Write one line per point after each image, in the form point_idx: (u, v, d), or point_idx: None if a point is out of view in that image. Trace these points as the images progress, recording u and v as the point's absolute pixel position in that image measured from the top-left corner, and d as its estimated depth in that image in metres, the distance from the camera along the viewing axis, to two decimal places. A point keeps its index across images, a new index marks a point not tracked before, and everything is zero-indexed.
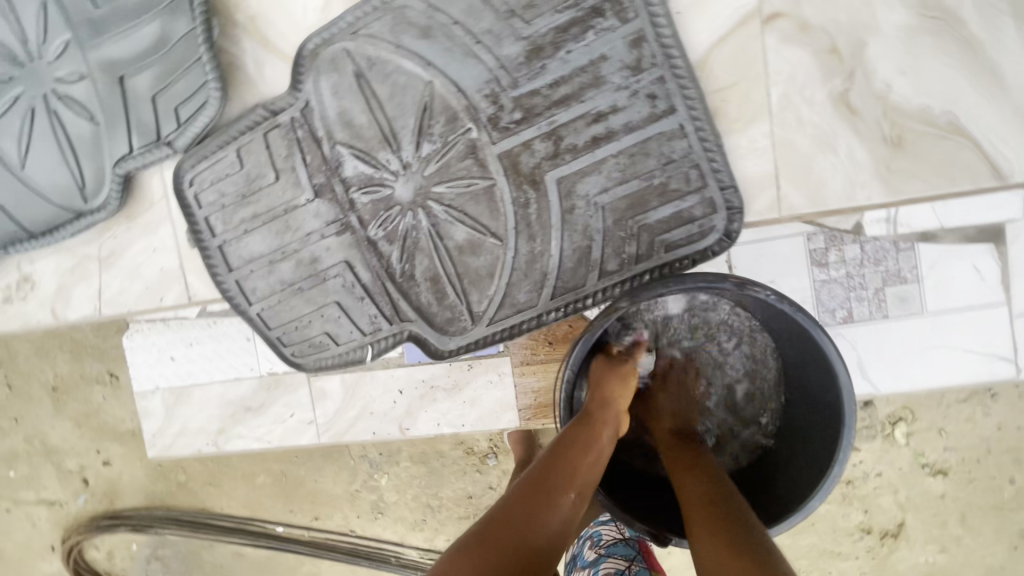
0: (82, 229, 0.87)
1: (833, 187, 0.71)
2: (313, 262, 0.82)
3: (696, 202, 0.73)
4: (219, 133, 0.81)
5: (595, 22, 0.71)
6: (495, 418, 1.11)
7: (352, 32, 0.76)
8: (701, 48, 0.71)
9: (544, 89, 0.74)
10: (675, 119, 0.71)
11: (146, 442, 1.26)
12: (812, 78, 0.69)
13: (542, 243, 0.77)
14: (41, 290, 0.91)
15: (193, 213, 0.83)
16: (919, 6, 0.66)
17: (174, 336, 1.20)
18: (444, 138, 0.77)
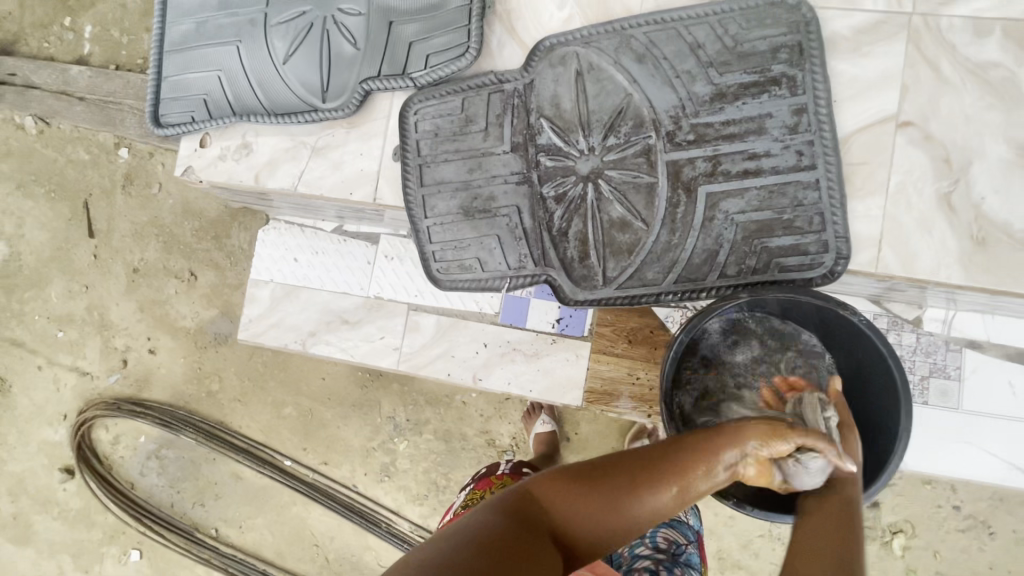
0: (313, 121, 1.07)
1: (922, 262, 0.89)
2: (490, 199, 1.00)
3: (813, 241, 0.91)
4: (453, 83, 1.02)
5: (771, 89, 0.92)
6: (561, 392, 1.24)
7: (584, 42, 0.98)
8: (845, 131, 0.92)
9: (718, 124, 0.94)
10: (814, 174, 0.91)
11: (241, 324, 1.39)
12: (926, 176, 0.89)
13: (680, 237, 0.94)
14: (254, 158, 1.10)
15: (409, 134, 1.03)
16: (1015, 149, 0.88)
17: (304, 242, 1.37)
18: (627, 137, 0.96)
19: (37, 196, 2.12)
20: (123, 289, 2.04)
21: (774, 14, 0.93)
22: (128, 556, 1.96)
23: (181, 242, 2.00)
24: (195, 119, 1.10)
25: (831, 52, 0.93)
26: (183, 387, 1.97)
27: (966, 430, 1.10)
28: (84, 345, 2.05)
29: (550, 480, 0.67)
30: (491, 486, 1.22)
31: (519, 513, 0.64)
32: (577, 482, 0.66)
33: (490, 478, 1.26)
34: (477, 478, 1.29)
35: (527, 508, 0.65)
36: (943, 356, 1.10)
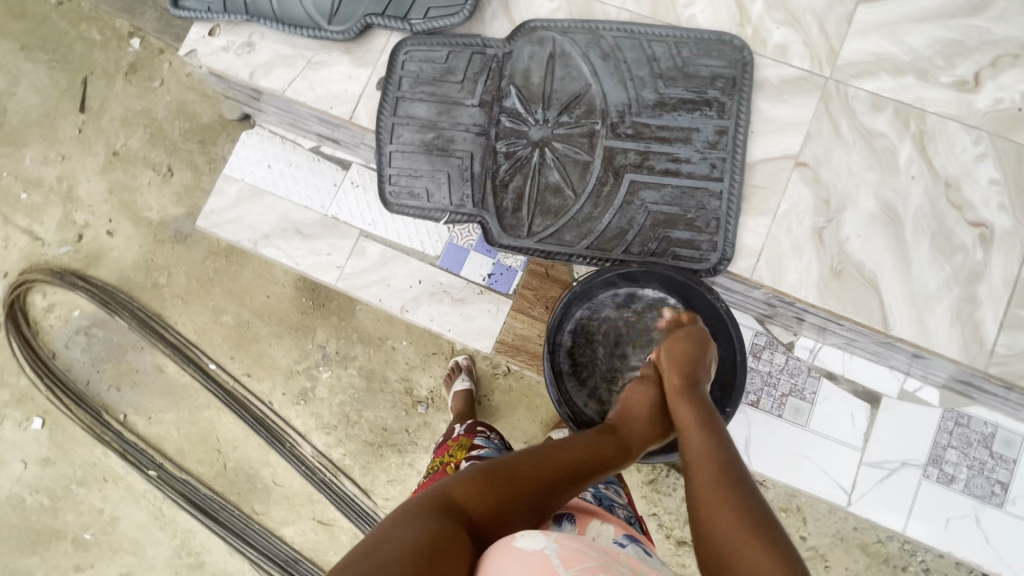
0: (316, 37, 1.19)
1: (788, 278, 1.05)
2: (449, 141, 1.14)
3: (706, 239, 1.07)
4: (444, 36, 1.16)
5: (703, 109, 1.09)
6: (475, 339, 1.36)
7: (563, 32, 1.14)
8: (754, 158, 1.09)
9: (654, 126, 1.10)
10: (720, 186, 1.07)
11: (204, 212, 1.48)
12: (808, 210, 1.07)
13: (600, 211, 1.09)
14: (255, 57, 1.21)
15: (394, 69, 1.16)
16: (881, 205, 1.05)
17: (281, 153, 1.47)
18: (578, 119, 1.12)
19: (39, 61, 2.17)
20: (98, 168, 2.08)
21: (721, 49, 1.11)
22: (29, 422, 1.96)
23: (166, 138, 2.07)
24: (210, 9, 1.20)
25: (759, 93, 1.10)
26: (130, 273, 2.01)
27: (808, 448, 1.26)
28: (44, 211, 2.08)
29: (470, 477, 0.74)
30: (447, 451, 1.17)
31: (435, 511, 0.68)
32: (489, 480, 0.74)
33: (446, 444, 1.21)
34: (437, 448, 1.24)
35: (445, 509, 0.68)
36: (804, 378, 1.27)
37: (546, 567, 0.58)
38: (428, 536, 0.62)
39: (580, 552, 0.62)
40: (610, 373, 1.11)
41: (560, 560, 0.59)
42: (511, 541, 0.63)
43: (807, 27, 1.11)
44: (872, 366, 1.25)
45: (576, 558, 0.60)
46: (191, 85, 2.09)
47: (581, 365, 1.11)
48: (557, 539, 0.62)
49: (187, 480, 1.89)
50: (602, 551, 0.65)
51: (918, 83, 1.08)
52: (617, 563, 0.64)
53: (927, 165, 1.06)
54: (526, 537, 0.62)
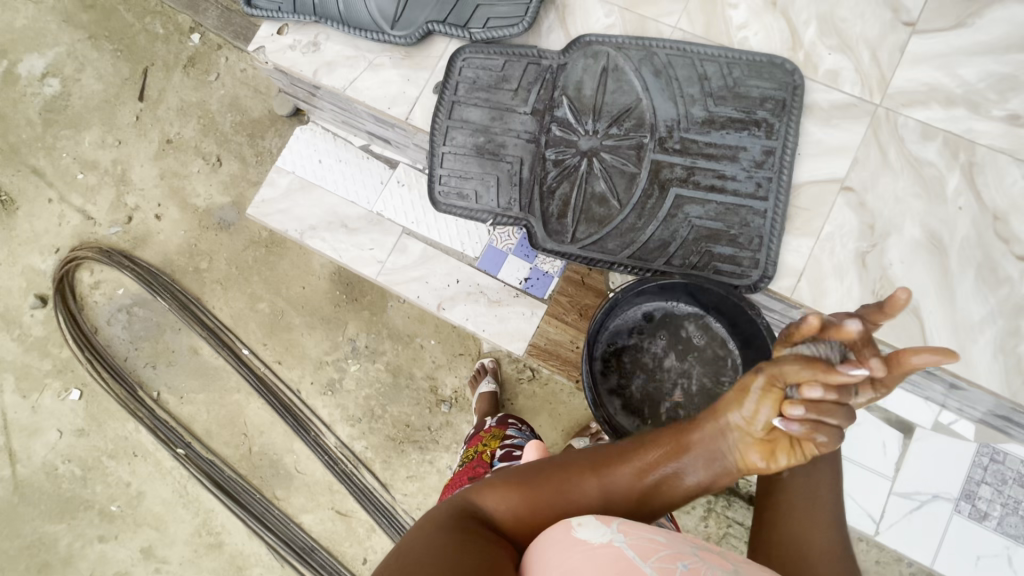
0: (379, 41, 1.24)
1: (828, 300, 1.06)
2: (500, 146, 1.17)
3: (748, 257, 1.08)
4: (501, 46, 1.20)
5: (751, 129, 1.11)
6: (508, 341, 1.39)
7: (617, 48, 1.17)
8: (800, 180, 1.10)
9: (702, 143, 1.12)
10: (764, 205, 1.09)
11: (255, 201, 1.54)
12: (852, 234, 1.07)
13: (644, 222, 1.11)
14: (319, 56, 1.27)
15: (452, 74, 1.20)
16: (926, 234, 1.06)
17: (332, 149, 1.53)
18: (627, 132, 1.14)
19: (104, 50, 2.28)
20: (151, 154, 2.17)
21: (772, 72, 1.13)
22: (68, 393, 2.04)
23: (218, 129, 2.16)
24: (281, 9, 1.27)
25: (808, 117, 1.12)
26: (174, 256, 2.08)
27: None
28: (98, 192, 2.17)
29: (501, 481, 0.70)
30: (480, 442, 1.21)
31: (463, 516, 0.66)
32: (524, 487, 0.69)
33: (479, 435, 1.24)
34: (470, 437, 1.27)
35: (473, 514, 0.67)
36: None
37: (621, 561, 0.56)
38: (459, 538, 0.60)
39: (647, 537, 0.60)
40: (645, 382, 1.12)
41: (633, 552, 0.57)
42: (570, 530, 0.62)
43: (859, 55, 1.13)
44: (907, 395, 1.24)
45: (647, 548, 0.58)
46: (244, 81, 2.18)
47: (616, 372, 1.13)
48: (620, 527, 0.61)
49: (212, 460, 1.94)
50: (663, 531, 0.64)
51: (969, 115, 1.09)
52: (681, 541, 0.64)
53: (975, 196, 1.06)
54: (589, 530, 0.60)
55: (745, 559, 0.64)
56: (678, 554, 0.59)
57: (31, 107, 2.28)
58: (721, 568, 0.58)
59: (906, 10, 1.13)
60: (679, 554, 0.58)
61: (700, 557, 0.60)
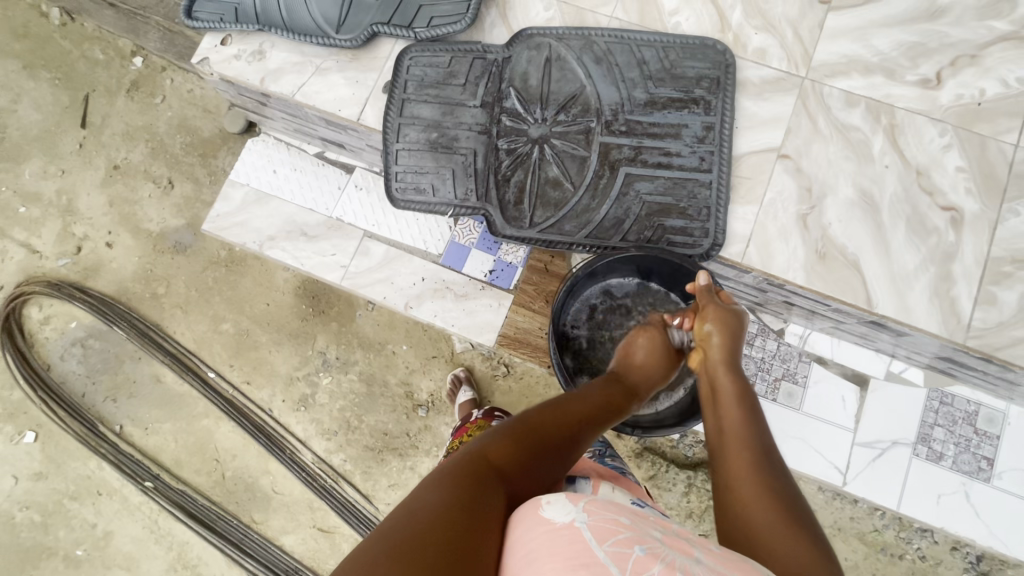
0: (324, 45, 1.26)
1: (777, 261, 1.11)
2: (453, 139, 1.20)
3: (699, 227, 1.13)
4: (447, 43, 1.23)
5: (690, 106, 1.17)
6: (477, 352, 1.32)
7: (559, 38, 1.22)
8: (740, 151, 1.16)
9: (646, 124, 1.17)
10: (709, 177, 1.14)
11: (210, 216, 1.51)
12: (792, 198, 1.14)
13: (598, 202, 1.15)
14: (265, 64, 1.27)
15: (400, 73, 1.22)
16: (859, 193, 1.13)
17: (286, 159, 1.52)
18: (575, 117, 1.19)
19: (41, 80, 2.22)
20: (98, 182, 2.11)
21: (705, 53, 1.19)
22: (22, 436, 1.93)
23: (167, 152, 2.12)
24: (223, 19, 1.27)
25: (742, 93, 1.19)
26: (128, 284, 2.02)
27: (803, 429, 1.30)
28: (43, 224, 2.09)
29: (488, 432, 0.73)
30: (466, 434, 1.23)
31: (474, 473, 0.63)
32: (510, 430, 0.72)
33: (467, 427, 1.27)
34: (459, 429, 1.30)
35: (482, 468, 0.64)
36: (795, 363, 1.32)
37: (576, 544, 0.53)
38: (478, 500, 0.58)
39: (612, 521, 0.57)
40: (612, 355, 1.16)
41: (592, 534, 0.54)
42: (537, 508, 0.58)
43: (783, 33, 1.21)
44: (859, 349, 1.31)
45: (608, 531, 0.55)
46: (192, 101, 2.15)
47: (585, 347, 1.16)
48: (586, 508, 0.57)
49: (184, 491, 1.87)
50: (631, 515, 0.61)
51: (885, 82, 1.18)
52: (647, 527, 0.60)
53: (899, 155, 1.14)
54: (553, 508, 0.57)
55: (713, 546, 0.60)
56: (639, 539, 0.55)
57: None
58: (684, 558, 0.54)
59: None
60: (640, 540, 0.55)
61: (664, 545, 0.56)
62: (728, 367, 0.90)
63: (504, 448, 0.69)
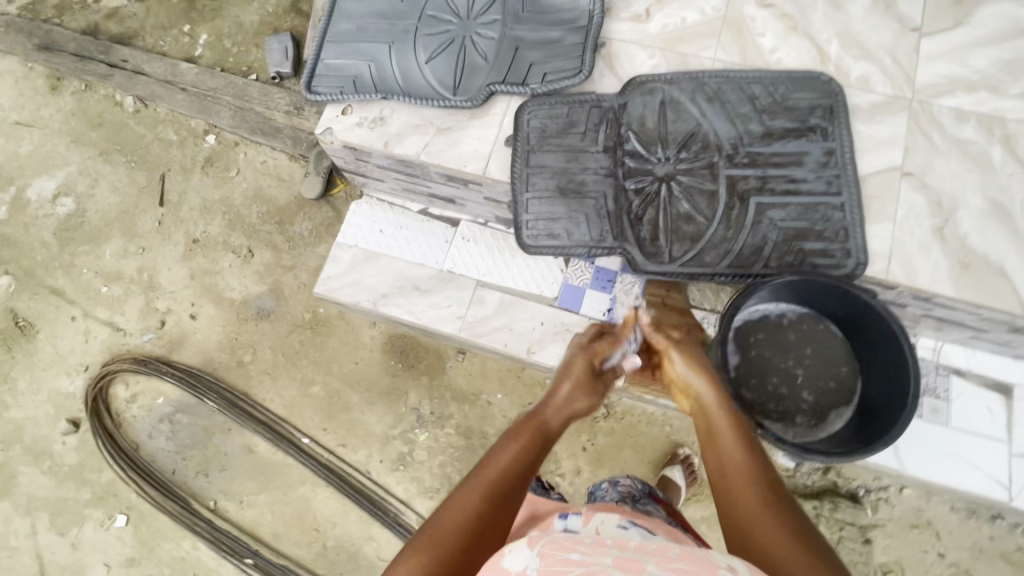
0: (444, 107, 1.32)
1: (922, 275, 1.13)
2: (581, 185, 1.23)
3: (839, 248, 1.14)
4: (563, 95, 1.29)
5: (808, 134, 1.21)
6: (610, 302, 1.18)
7: (669, 82, 1.28)
8: (864, 172, 1.20)
9: (768, 154, 1.21)
10: (840, 199, 1.17)
11: (321, 279, 1.54)
12: (924, 213, 1.16)
13: (734, 232, 1.17)
14: (387, 129, 1.33)
15: (522, 127, 1.28)
16: (988, 202, 1.16)
17: (391, 218, 1.56)
18: (696, 154, 1.23)
19: (117, 164, 2.31)
20: (178, 256, 2.15)
21: (812, 84, 1.25)
22: (113, 520, 1.89)
23: (244, 221, 2.17)
24: (343, 91, 1.35)
25: (854, 118, 1.23)
26: (213, 355, 2.02)
27: (954, 445, 1.28)
28: (124, 302, 2.12)
29: (456, 498, 0.72)
30: None
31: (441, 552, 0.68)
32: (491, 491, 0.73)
33: None
34: None
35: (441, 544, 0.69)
36: (934, 378, 1.31)
37: None
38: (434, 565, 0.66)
39: (561, 558, 0.63)
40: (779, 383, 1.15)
41: None
42: (500, 556, 0.65)
43: (883, 60, 1.27)
44: (996, 357, 1.30)
45: (558, 571, 0.61)
46: (266, 172, 2.22)
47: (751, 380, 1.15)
48: (540, 551, 0.65)
49: (286, 565, 1.81)
50: (586, 547, 0.66)
51: (991, 96, 1.23)
52: (601, 553, 0.64)
53: (1020, 163, 1.17)
54: (509, 557, 0.64)
55: (670, 555, 0.63)
56: (586, 569, 0.60)
57: (45, 228, 2.26)
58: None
59: (909, 18, 1.29)
60: (585, 571, 0.60)
61: (613, 569, 0.61)
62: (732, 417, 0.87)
63: (467, 519, 0.70)
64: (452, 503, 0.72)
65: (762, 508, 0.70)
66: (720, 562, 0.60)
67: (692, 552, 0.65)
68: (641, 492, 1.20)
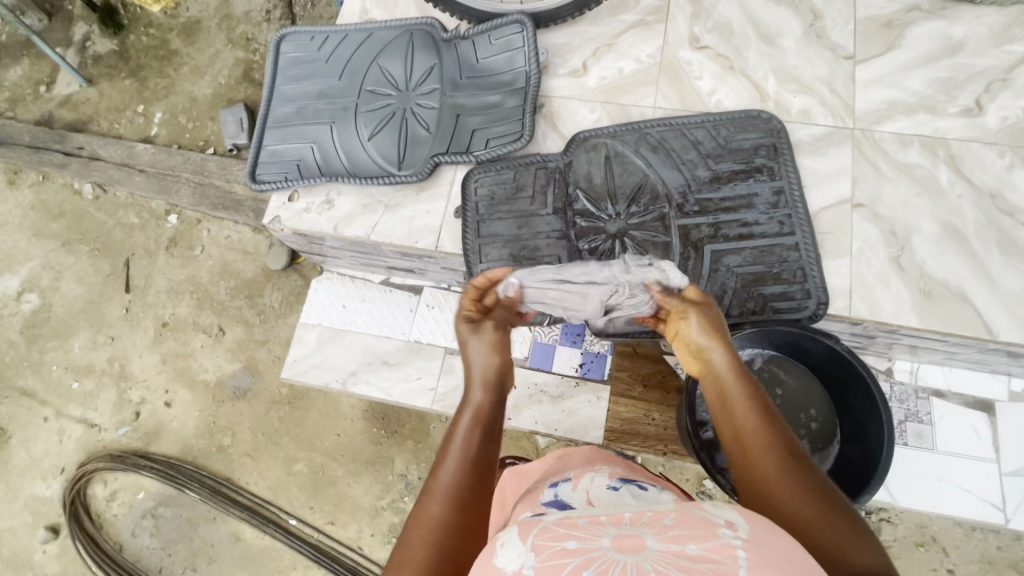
0: (390, 184, 1.30)
1: (884, 308, 1.11)
2: (534, 250, 1.22)
3: (799, 290, 1.13)
4: (507, 161, 1.28)
5: (755, 175, 1.21)
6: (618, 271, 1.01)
7: (611, 136, 1.27)
8: (815, 208, 1.19)
9: (717, 200, 1.20)
10: (795, 238, 1.16)
11: (287, 363, 1.51)
12: (879, 243, 1.15)
13: (691, 284, 1.16)
14: (335, 212, 1.32)
15: (469, 198, 1.27)
16: (942, 226, 1.15)
17: (353, 291, 1.54)
18: (647, 206, 1.22)
19: (79, 253, 2.28)
20: (149, 342, 2.11)
21: (753, 124, 1.25)
22: None
23: (213, 299, 2.14)
24: (288, 178, 1.33)
25: (799, 152, 1.23)
26: (191, 442, 1.97)
27: (943, 470, 1.25)
28: (97, 396, 2.07)
29: (420, 516, 0.69)
30: None
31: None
32: (450, 504, 0.70)
33: None
34: None
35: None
36: (914, 402, 1.29)
37: None
38: None
39: (556, 549, 0.54)
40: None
41: None
42: (494, 556, 0.57)
43: (821, 91, 1.27)
44: (974, 374, 1.28)
45: (554, 568, 0.51)
46: (231, 246, 2.19)
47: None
48: (534, 544, 0.56)
49: None
50: (581, 529, 0.57)
51: (931, 117, 1.23)
52: (598, 531, 0.56)
53: (967, 183, 1.17)
54: (503, 557, 0.55)
55: (667, 522, 0.56)
56: (585, 559, 0.52)
57: (11, 327, 2.22)
58: (634, 559, 0.51)
59: (842, 47, 1.30)
60: (584, 560, 0.51)
61: (613, 553, 0.52)
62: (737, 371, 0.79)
63: (435, 547, 0.66)
64: (415, 537, 0.68)
65: (789, 477, 0.66)
66: (716, 518, 0.56)
67: (685, 510, 0.59)
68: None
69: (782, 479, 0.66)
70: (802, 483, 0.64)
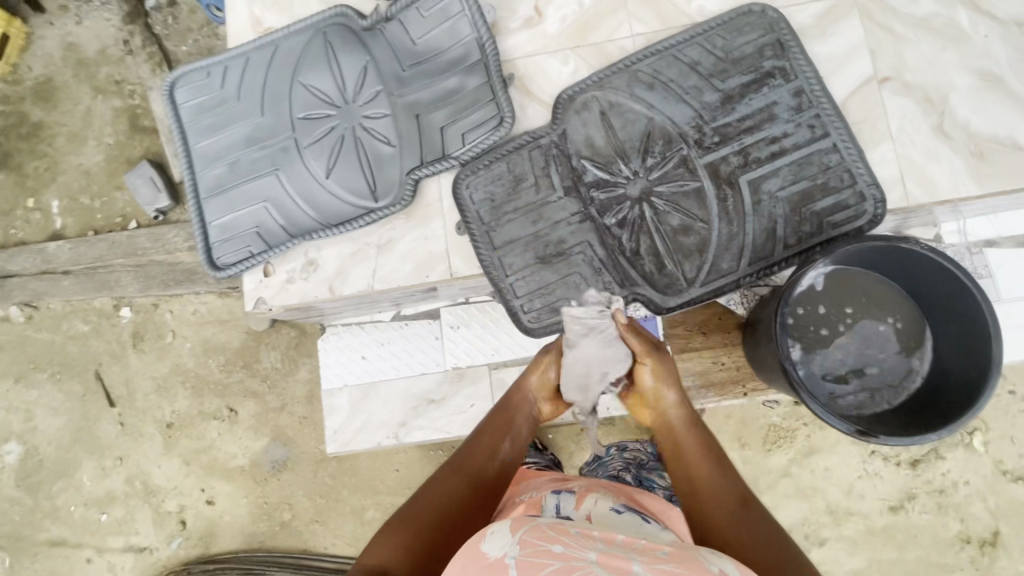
0: (371, 221, 1.12)
1: (942, 185, 1.03)
2: (560, 242, 1.08)
3: (851, 194, 1.03)
4: (493, 151, 1.11)
5: (768, 81, 1.07)
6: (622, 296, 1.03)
7: (599, 86, 1.10)
8: (840, 98, 1.07)
9: (735, 122, 1.07)
10: (830, 140, 1.05)
11: (328, 437, 1.38)
12: (917, 116, 1.05)
13: (738, 226, 1.05)
14: (323, 271, 1.14)
15: (467, 207, 1.11)
16: (976, 75, 1.05)
17: (367, 338, 1.39)
18: (663, 154, 1.08)
19: (41, 383, 2.03)
20: (161, 448, 1.95)
21: (747, 22, 1.09)
22: None
23: (210, 381, 1.95)
24: (254, 253, 1.14)
25: (804, 40, 1.09)
26: (250, 530, 1.87)
27: (1010, 317, 1.24)
28: (132, 520, 1.93)
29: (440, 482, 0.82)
30: None
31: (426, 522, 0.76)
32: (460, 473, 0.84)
33: None
34: None
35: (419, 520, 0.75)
36: (970, 259, 1.25)
37: None
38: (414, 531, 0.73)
39: (542, 549, 0.58)
40: (845, 360, 1.06)
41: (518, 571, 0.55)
42: (481, 539, 0.61)
43: None
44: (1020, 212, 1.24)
45: (536, 565, 0.55)
46: (203, 320, 1.97)
47: (817, 377, 1.06)
48: (522, 539, 0.60)
49: None
50: (572, 538, 0.61)
51: None
52: (585, 546, 0.60)
53: (991, 18, 1.06)
54: (489, 541, 0.60)
55: (657, 555, 0.60)
56: (568, 564, 0.56)
57: (5, 484, 2.01)
58: None
59: None
60: (565, 565, 0.56)
61: (597, 567, 0.56)
62: (688, 425, 0.93)
63: (442, 503, 0.79)
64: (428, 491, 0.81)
65: (746, 530, 0.75)
66: (711, 566, 0.59)
67: (681, 550, 0.63)
68: (650, 457, 1.12)
69: (745, 531, 0.74)
70: (760, 537, 0.74)
